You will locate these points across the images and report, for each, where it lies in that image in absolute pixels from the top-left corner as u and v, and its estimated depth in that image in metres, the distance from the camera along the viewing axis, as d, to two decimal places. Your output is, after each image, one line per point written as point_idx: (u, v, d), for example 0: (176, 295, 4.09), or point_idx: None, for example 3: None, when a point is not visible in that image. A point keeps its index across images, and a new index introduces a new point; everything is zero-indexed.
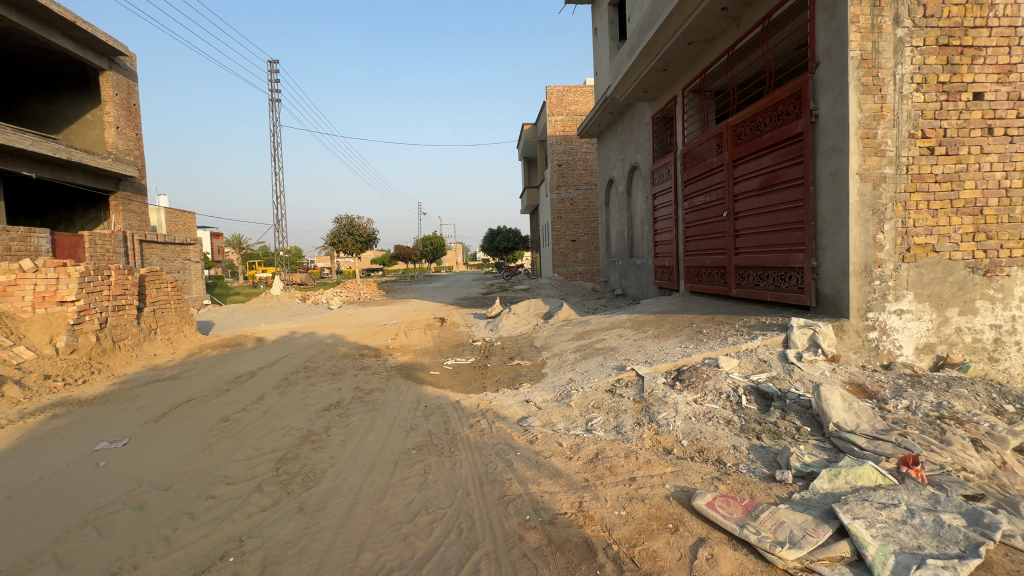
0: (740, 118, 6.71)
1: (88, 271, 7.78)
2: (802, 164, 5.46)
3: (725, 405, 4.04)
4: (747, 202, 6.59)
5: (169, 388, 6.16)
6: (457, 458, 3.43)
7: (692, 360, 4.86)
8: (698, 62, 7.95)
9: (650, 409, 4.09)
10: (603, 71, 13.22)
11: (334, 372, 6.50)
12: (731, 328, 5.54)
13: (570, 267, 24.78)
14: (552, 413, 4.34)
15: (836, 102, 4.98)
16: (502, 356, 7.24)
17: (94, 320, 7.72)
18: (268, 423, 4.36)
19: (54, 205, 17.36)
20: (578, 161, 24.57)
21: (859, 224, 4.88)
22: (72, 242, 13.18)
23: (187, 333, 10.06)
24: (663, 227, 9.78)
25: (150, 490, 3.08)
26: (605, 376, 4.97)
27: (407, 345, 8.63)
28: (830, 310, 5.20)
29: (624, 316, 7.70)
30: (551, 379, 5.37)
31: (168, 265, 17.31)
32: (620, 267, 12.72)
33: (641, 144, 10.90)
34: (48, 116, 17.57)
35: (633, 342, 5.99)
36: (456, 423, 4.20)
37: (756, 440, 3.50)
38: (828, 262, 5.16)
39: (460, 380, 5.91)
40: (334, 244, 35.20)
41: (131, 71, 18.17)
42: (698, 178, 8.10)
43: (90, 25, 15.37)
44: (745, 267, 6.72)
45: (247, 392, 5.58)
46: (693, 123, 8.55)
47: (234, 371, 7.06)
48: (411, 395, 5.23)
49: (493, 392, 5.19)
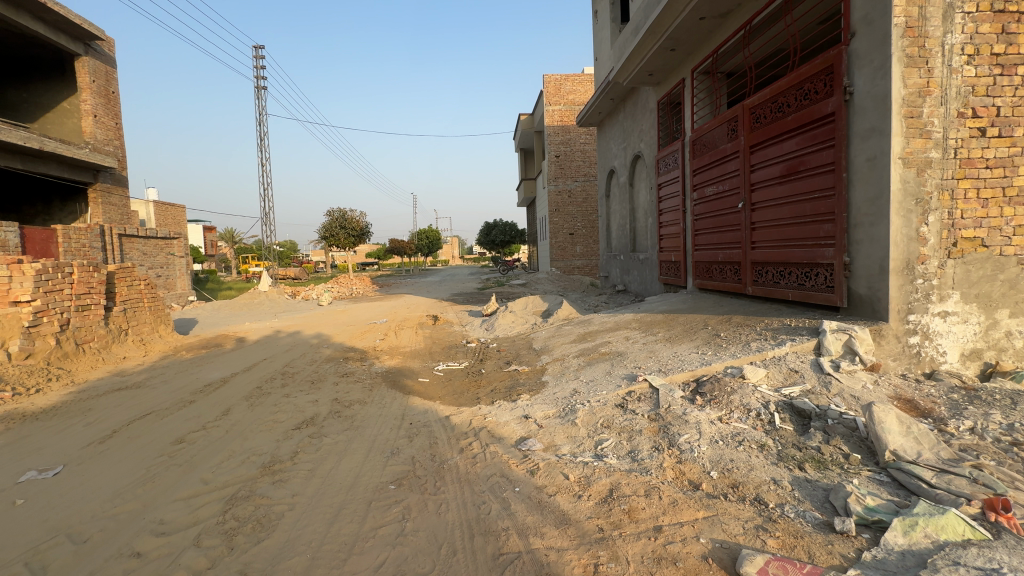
0: (758, 100, 6.11)
1: (45, 268, 7.13)
2: (833, 148, 4.88)
3: (756, 425, 3.49)
4: (766, 191, 6.01)
5: (130, 397, 5.55)
6: (442, 497, 2.85)
7: (713, 369, 4.30)
8: (711, 40, 7.35)
9: (669, 430, 3.53)
10: (603, 55, 12.60)
11: (313, 379, 5.91)
12: (752, 332, 4.97)
13: (568, 261, 24.21)
14: (555, 433, 3.77)
15: (875, 76, 4.40)
16: (498, 359, 6.66)
17: (53, 322, 7.10)
18: (227, 446, 3.77)
19: (30, 198, 16.64)
20: (576, 152, 23.91)
21: (901, 215, 4.32)
22: (45, 236, 12.47)
23: (162, 333, 9.42)
24: (669, 219, 9.20)
25: (64, 543, 2.52)
26: (614, 387, 4.40)
27: (396, 347, 8.04)
28: (864, 311, 4.65)
29: (630, 316, 7.13)
30: (553, 389, 4.80)
31: (150, 260, 16.60)
32: (622, 261, 12.14)
33: (645, 132, 10.27)
34: (22, 105, 16.73)
35: (643, 346, 5.42)
36: (444, 447, 3.63)
37: (798, 472, 2.94)
38: (863, 258, 4.60)
39: (452, 389, 5.33)
40: (327, 238, 34.40)
41: (108, 56, 17.29)
42: (709, 166, 7.50)
43: (63, 8, 14.53)
44: (763, 263, 6.16)
45: (213, 405, 4.98)
46: (704, 107, 7.94)
47: (207, 377, 6.45)
48: (395, 409, 4.64)
49: (488, 405, 4.61)
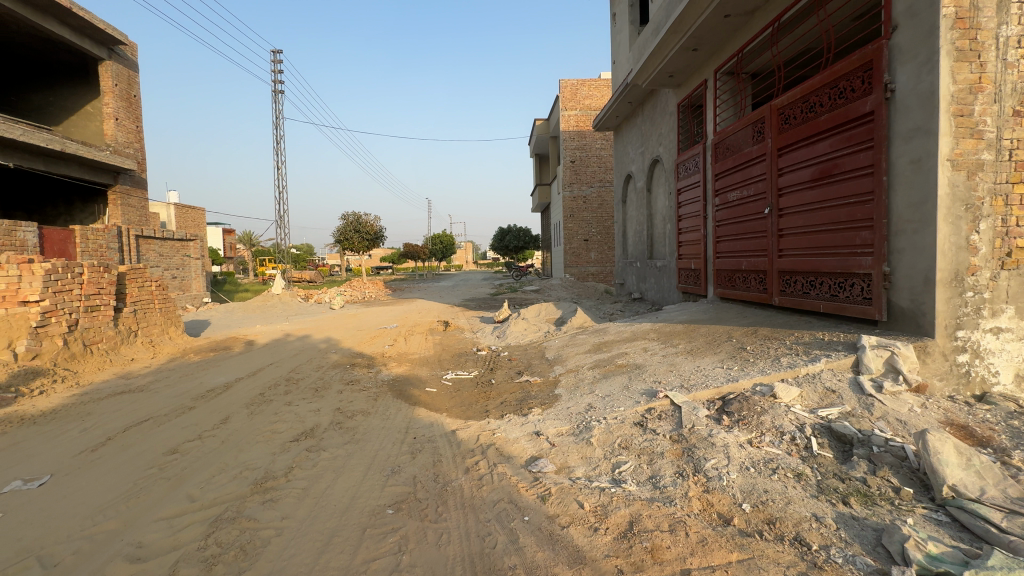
0: (787, 99, 5.78)
1: (55, 268, 7.10)
2: (872, 149, 4.54)
3: (791, 450, 3.16)
4: (796, 195, 5.67)
5: (131, 402, 5.41)
6: (443, 526, 2.59)
7: (740, 387, 3.97)
8: (735, 38, 7.05)
9: (694, 453, 3.22)
10: (622, 58, 12.35)
11: (317, 387, 5.70)
12: (781, 346, 4.64)
13: (582, 268, 23.88)
14: (568, 453, 3.49)
15: (920, 72, 4.07)
16: (509, 369, 6.40)
17: (61, 323, 7.04)
18: (220, 459, 3.57)
19: (52, 199, 16.95)
20: (592, 157, 23.67)
21: (949, 222, 3.96)
22: (63, 236, 12.63)
23: (172, 335, 9.36)
24: (689, 225, 8.86)
25: (33, 567, 2.32)
26: (632, 403, 4.10)
27: (405, 353, 7.83)
28: (907, 326, 4.28)
29: (648, 326, 6.82)
30: (566, 404, 4.52)
31: (166, 261, 16.72)
32: (638, 268, 11.82)
33: (664, 136, 9.96)
34: (47, 108, 17.08)
35: (662, 359, 5.11)
36: (448, 466, 3.37)
37: (843, 507, 2.62)
38: (906, 268, 4.24)
39: (460, 401, 5.08)
40: (342, 242, 34.58)
41: (131, 60, 17.58)
42: (732, 171, 7.18)
43: (88, 13, 14.80)
44: (791, 272, 5.81)
45: (213, 412, 4.80)
46: (727, 109, 7.62)
47: (211, 382, 6.29)
48: (399, 421, 4.40)
49: (497, 419, 4.34)
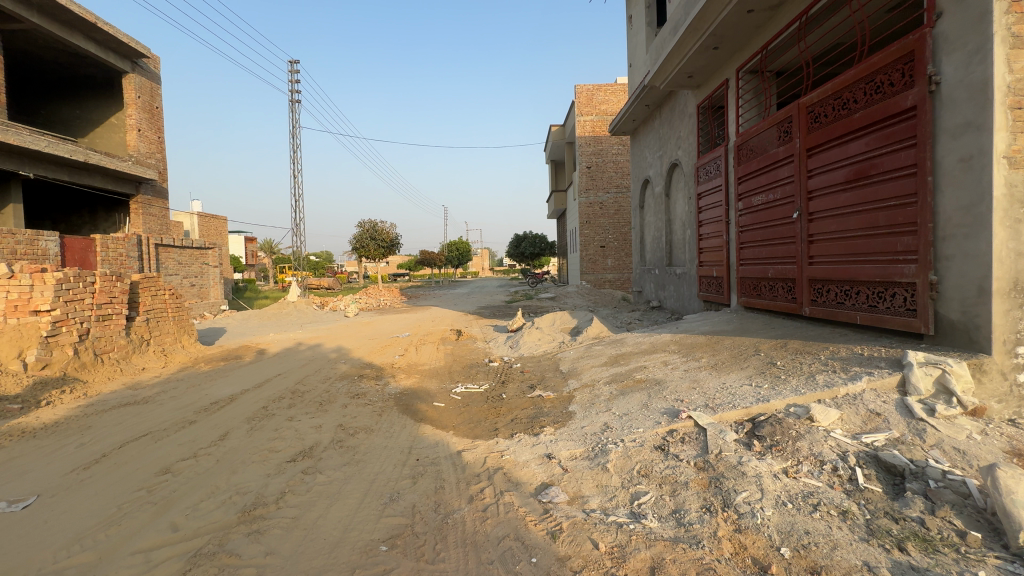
0: (817, 97, 5.43)
1: (67, 277, 7.10)
2: (914, 148, 4.17)
3: (832, 483, 2.82)
4: (828, 198, 5.29)
5: (133, 414, 5.28)
6: (441, 568, 2.33)
7: (771, 407, 3.63)
8: (759, 35, 6.72)
9: (722, 485, 2.88)
10: (638, 61, 12.07)
11: (322, 400, 5.50)
12: (816, 362, 4.27)
13: (599, 275, 23.46)
14: (582, 480, 3.20)
15: (970, 61, 3.70)
16: (521, 383, 6.11)
17: (72, 332, 7.03)
18: (211, 481, 3.37)
19: (78, 209, 17.35)
20: (608, 163, 23.34)
21: (1006, 226, 3.57)
22: (83, 245, 12.87)
23: (184, 344, 9.33)
24: (710, 231, 8.49)
25: None
26: (651, 424, 3.78)
27: (415, 364, 7.62)
28: (958, 340, 3.88)
29: (667, 337, 6.48)
30: (581, 423, 4.22)
31: (185, 269, 16.89)
32: (657, 275, 11.44)
33: (683, 139, 9.64)
34: (74, 120, 17.55)
35: (683, 375, 4.76)
36: (450, 494, 3.10)
37: (900, 554, 2.27)
38: (956, 277, 3.85)
39: (468, 417, 4.81)
40: (358, 249, 34.81)
41: (154, 73, 17.96)
42: (757, 173, 6.81)
43: (112, 28, 15.16)
44: (823, 280, 5.42)
45: (213, 428, 4.62)
46: (751, 109, 7.29)
47: (217, 393, 6.14)
48: (402, 440, 4.16)
49: (506, 439, 4.07)
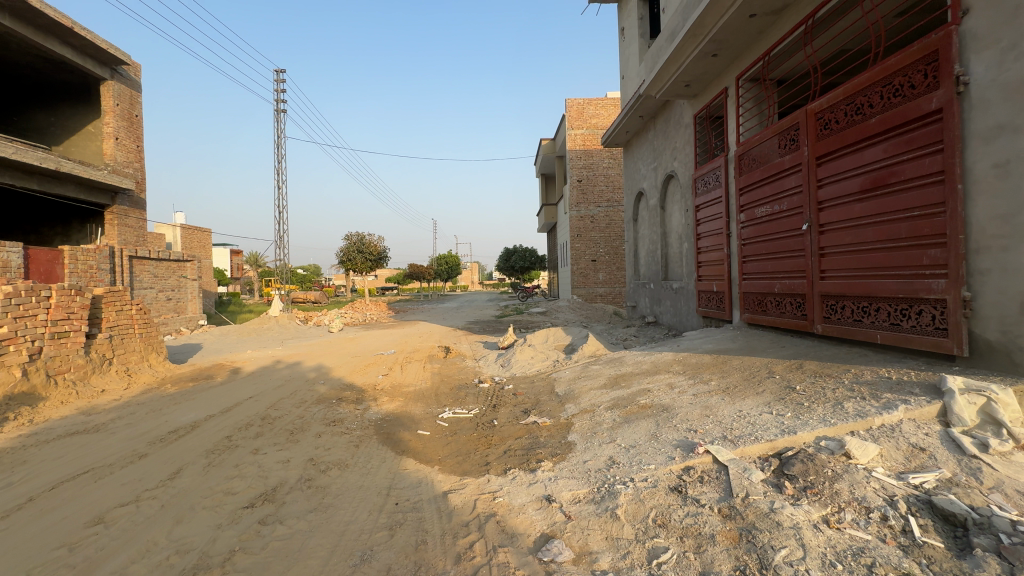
0: (827, 102, 5.14)
1: (18, 291, 6.51)
2: (940, 153, 3.86)
3: (884, 536, 2.38)
4: (841, 208, 4.97)
5: (79, 446, 4.69)
6: None
7: (799, 440, 3.21)
8: (760, 41, 6.48)
9: (756, 539, 2.44)
10: (631, 72, 11.89)
11: (294, 428, 4.98)
12: (840, 387, 3.87)
13: (590, 289, 23.13)
14: (588, 532, 2.74)
15: (1004, 59, 3.41)
16: (515, 407, 5.61)
17: (21, 352, 6.43)
18: (148, 536, 2.83)
19: (50, 219, 16.66)
20: (599, 176, 23.19)
21: None
22: (50, 257, 12.22)
23: (152, 363, 8.70)
24: (709, 243, 8.15)
25: None
26: (664, 460, 3.33)
27: (400, 385, 7.10)
28: (998, 363, 3.52)
29: (670, 356, 6.06)
30: (582, 456, 3.77)
31: (161, 282, 16.15)
32: (652, 290, 11.11)
33: (679, 149, 9.39)
34: (49, 128, 16.92)
35: (693, 400, 4.31)
36: (434, 551, 2.61)
37: None
38: (993, 293, 3.50)
39: (456, 448, 4.31)
40: (345, 263, 34.14)
41: (135, 81, 17.40)
42: (761, 184, 6.51)
43: (90, 33, 14.63)
44: (836, 296, 5.07)
45: (166, 462, 4.07)
46: (752, 118, 7.03)
47: (178, 420, 5.55)
48: (381, 477, 3.67)
49: (499, 476, 3.59)
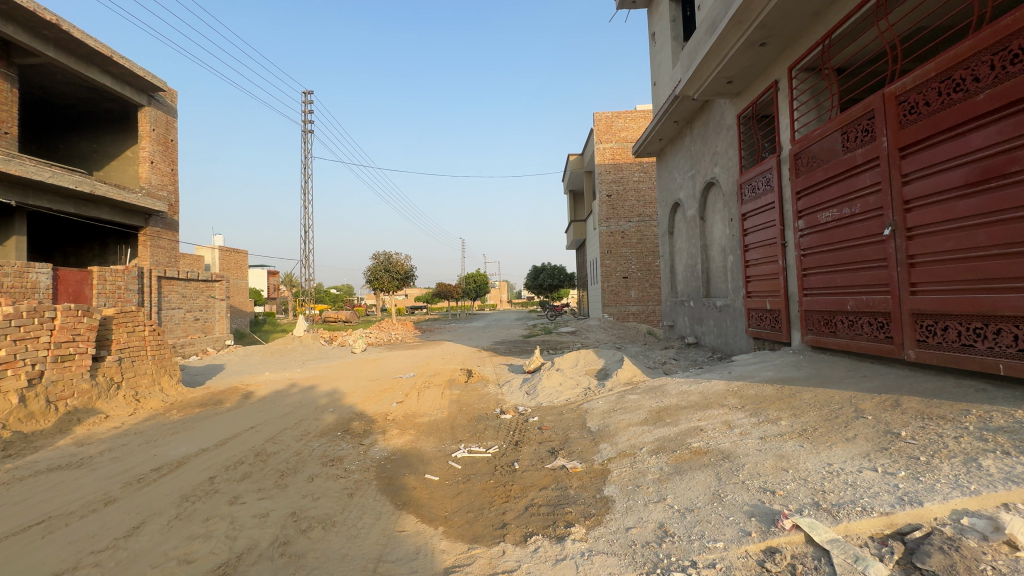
0: (911, 82, 4.29)
1: (19, 313, 6.27)
2: None
3: None
4: (934, 207, 4.07)
5: (50, 485, 4.19)
6: None
7: (928, 515, 2.32)
8: (817, 24, 5.71)
9: None
10: (663, 77, 11.24)
11: (284, 469, 4.33)
12: (965, 436, 2.93)
13: (621, 307, 22.13)
14: None
15: None
16: (539, 446, 4.82)
17: (20, 376, 6.14)
18: None
19: (88, 241, 17.07)
20: (630, 191, 22.36)
21: None
22: (79, 277, 12.34)
23: (164, 386, 8.33)
24: (760, 256, 7.22)
25: None
26: (735, 536, 2.50)
27: (414, 415, 6.42)
28: None
29: (722, 385, 5.16)
30: (621, 521, 2.96)
31: (189, 302, 16.18)
32: (692, 308, 10.16)
33: (720, 154, 8.59)
34: (92, 154, 17.55)
35: (761, 447, 3.44)
36: None
37: None
38: None
39: (467, 501, 3.56)
40: (373, 283, 34.23)
41: (171, 106, 17.89)
42: (824, 185, 5.62)
43: (128, 61, 15.07)
44: (932, 315, 4.14)
45: (131, 512, 3.48)
46: (808, 112, 6.19)
47: (168, 454, 5.01)
48: (370, 543, 2.95)
49: (515, 546, 2.83)
